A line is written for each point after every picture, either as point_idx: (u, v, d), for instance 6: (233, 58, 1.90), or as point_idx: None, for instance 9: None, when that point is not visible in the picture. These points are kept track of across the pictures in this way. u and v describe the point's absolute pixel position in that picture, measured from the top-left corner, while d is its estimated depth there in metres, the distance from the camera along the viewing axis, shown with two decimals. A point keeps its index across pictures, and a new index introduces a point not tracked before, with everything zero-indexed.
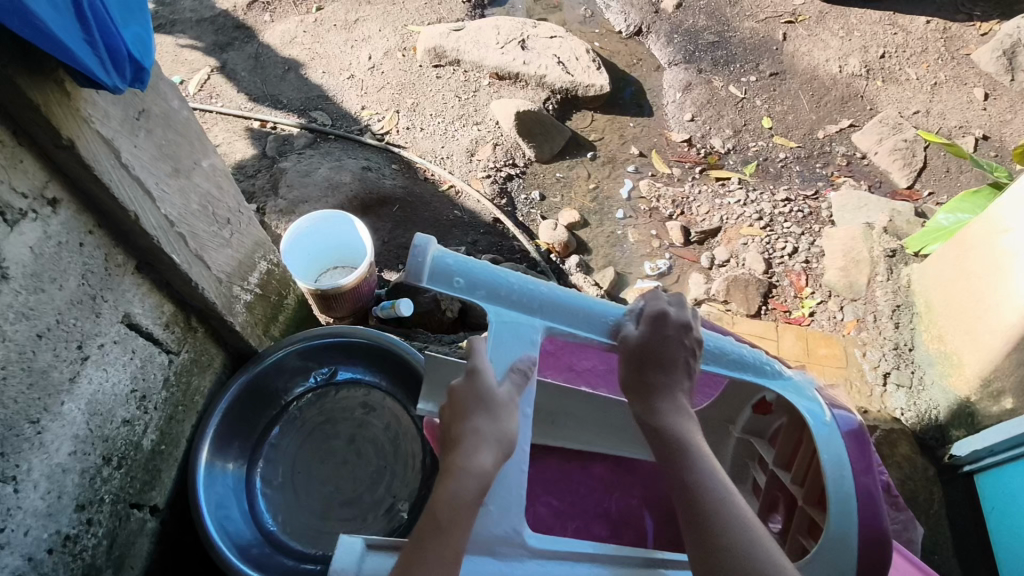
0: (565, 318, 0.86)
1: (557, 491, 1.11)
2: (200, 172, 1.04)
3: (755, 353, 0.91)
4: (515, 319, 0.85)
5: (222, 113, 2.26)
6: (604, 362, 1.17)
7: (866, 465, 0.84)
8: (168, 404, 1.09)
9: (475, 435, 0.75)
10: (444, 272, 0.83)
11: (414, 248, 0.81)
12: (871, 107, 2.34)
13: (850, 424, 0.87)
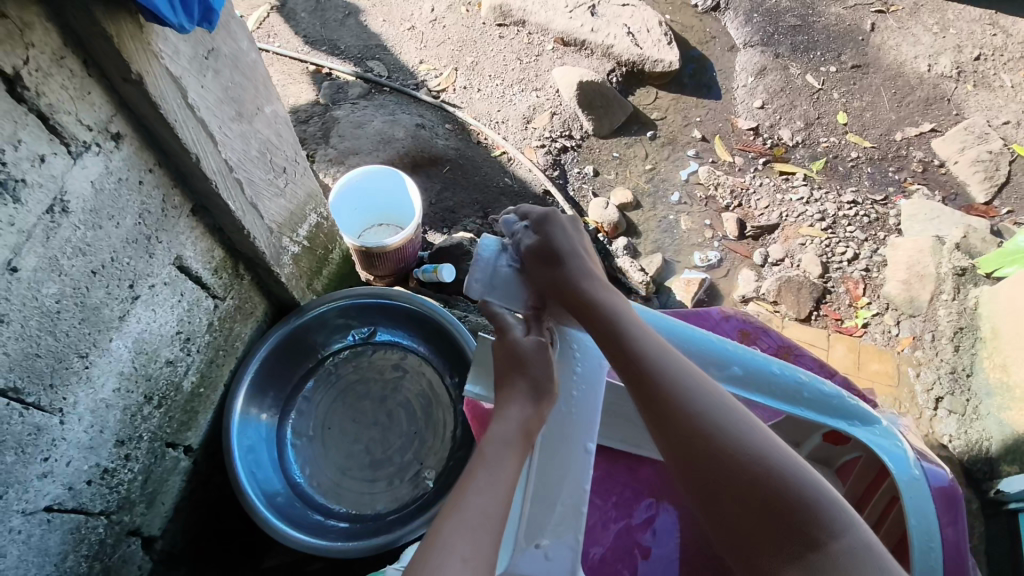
0: None
1: (600, 490, 1.13)
2: (262, 119, 1.01)
3: (838, 391, 0.91)
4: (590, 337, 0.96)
5: (279, 53, 2.23)
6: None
7: (953, 519, 0.82)
8: (210, 348, 1.09)
9: (501, 419, 0.84)
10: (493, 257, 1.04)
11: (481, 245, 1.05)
12: (957, 112, 2.19)
13: (941, 481, 0.84)
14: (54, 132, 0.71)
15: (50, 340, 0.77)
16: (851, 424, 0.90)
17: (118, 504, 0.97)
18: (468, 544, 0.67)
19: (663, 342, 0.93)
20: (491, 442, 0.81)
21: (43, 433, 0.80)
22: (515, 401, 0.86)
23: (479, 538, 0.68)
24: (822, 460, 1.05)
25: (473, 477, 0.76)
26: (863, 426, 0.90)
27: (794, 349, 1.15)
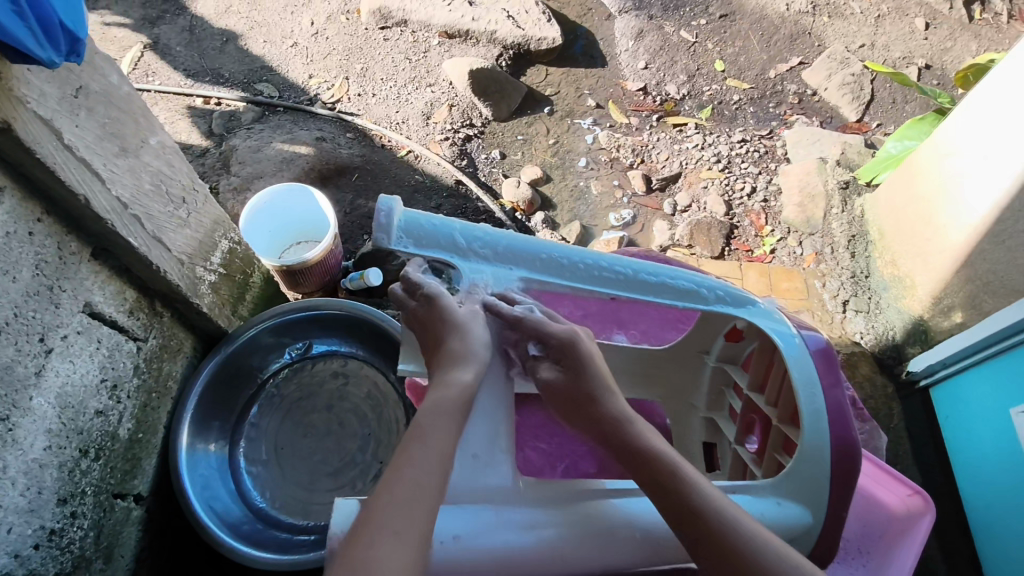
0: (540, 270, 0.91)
1: (542, 436, 1.19)
2: (148, 151, 0.99)
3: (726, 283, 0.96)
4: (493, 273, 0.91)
5: (162, 91, 2.17)
6: (579, 308, 1.24)
7: (835, 380, 0.88)
8: (142, 392, 1.07)
9: (444, 386, 0.78)
10: (419, 230, 0.87)
11: (377, 208, 0.84)
12: (819, 43, 2.37)
13: (818, 342, 0.91)
14: None
15: None
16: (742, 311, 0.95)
17: (73, 563, 0.94)
18: (424, 476, 0.69)
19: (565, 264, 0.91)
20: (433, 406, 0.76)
21: None
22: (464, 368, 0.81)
23: (411, 526, 0.65)
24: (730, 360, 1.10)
25: (404, 458, 0.70)
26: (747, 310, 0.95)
27: None
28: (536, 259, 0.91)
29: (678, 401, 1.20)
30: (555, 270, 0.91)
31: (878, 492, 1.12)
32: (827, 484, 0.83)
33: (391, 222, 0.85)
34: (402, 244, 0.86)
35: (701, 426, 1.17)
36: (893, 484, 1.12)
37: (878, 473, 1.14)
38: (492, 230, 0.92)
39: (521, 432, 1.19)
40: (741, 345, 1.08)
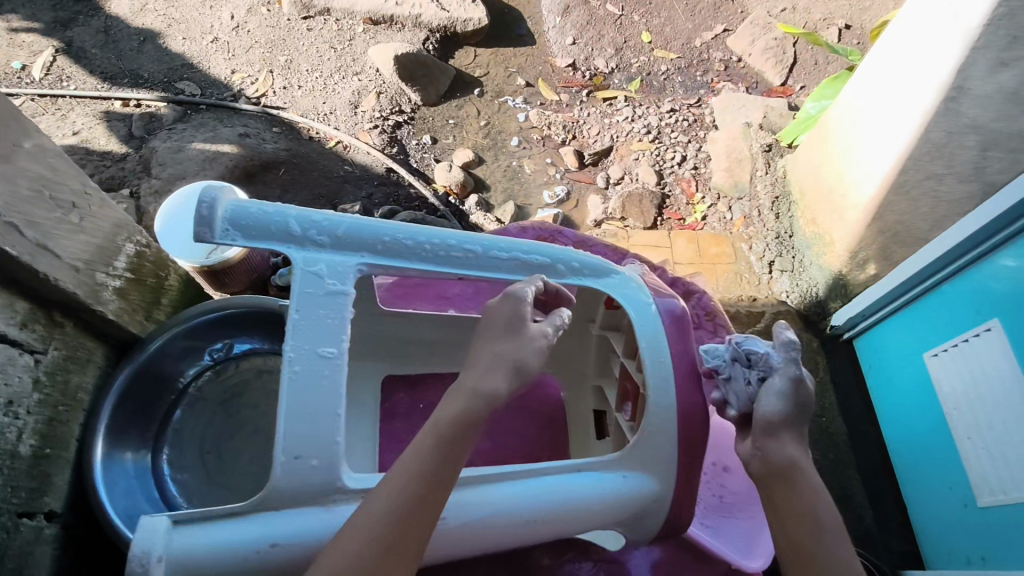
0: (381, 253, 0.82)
1: (432, 418, 1.18)
2: (24, 155, 0.96)
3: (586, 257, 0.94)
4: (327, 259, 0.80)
5: (76, 96, 2.09)
6: (473, 285, 1.26)
7: (686, 343, 0.92)
8: (45, 406, 1.04)
9: (474, 394, 0.74)
10: (246, 221, 0.77)
11: (201, 203, 0.76)
12: (742, 10, 2.40)
13: (672, 310, 0.94)
14: None
15: None
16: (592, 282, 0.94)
17: None
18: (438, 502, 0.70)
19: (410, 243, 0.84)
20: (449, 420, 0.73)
21: None
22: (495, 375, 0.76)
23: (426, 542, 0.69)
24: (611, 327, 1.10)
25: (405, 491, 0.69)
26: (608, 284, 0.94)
27: (587, 242, 1.34)
28: (378, 243, 0.82)
29: (571, 371, 1.22)
30: (401, 254, 0.84)
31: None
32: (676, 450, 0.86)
33: (215, 214, 0.77)
34: (228, 238, 0.77)
35: (592, 395, 1.18)
36: None
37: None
38: (331, 214, 0.82)
39: (414, 415, 1.19)
40: (618, 313, 1.08)
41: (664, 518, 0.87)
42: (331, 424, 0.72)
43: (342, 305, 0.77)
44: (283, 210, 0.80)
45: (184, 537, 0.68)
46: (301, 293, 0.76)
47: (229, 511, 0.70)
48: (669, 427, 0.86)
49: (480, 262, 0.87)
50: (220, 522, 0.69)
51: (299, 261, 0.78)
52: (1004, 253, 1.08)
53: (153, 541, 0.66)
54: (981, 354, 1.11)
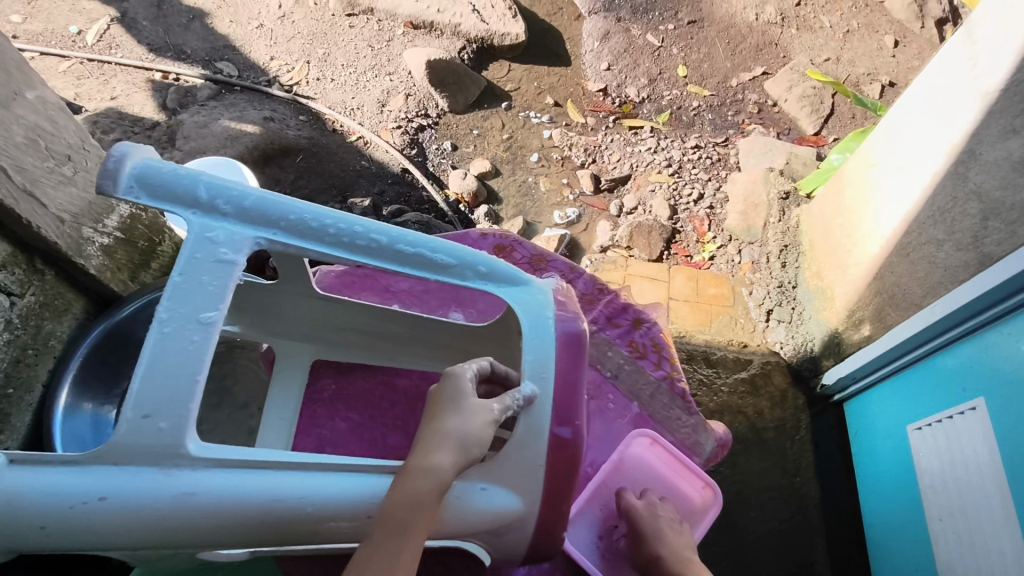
0: (280, 230, 0.80)
1: (358, 407, 1.17)
2: (24, 104, 1.00)
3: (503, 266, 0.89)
4: (223, 229, 0.77)
5: (121, 64, 2.18)
6: (421, 284, 1.24)
7: (575, 366, 0.86)
8: (13, 347, 1.07)
9: (422, 476, 0.71)
10: (152, 180, 0.76)
11: (111, 155, 0.75)
12: (784, 55, 2.36)
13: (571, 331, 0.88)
14: None
15: None
16: (507, 290, 0.89)
17: None
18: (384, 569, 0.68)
19: (312, 224, 0.80)
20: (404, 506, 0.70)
21: None
22: (444, 452, 0.74)
23: None
24: None
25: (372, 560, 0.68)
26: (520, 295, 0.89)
27: (544, 256, 1.34)
28: (282, 221, 0.80)
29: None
30: (305, 235, 0.80)
31: (680, 485, 1.17)
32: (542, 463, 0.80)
33: (121, 169, 0.75)
34: (132, 195, 0.75)
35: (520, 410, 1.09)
36: (688, 476, 1.17)
37: (676, 463, 1.17)
38: (242, 186, 0.80)
39: (336, 400, 1.17)
40: None
41: (525, 537, 0.80)
42: (189, 390, 0.68)
43: (226, 274, 0.75)
44: (194, 174, 0.78)
45: (14, 478, 0.63)
46: (191, 256, 0.75)
47: (65, 459, 0.64)
48: (541, 434, 0.81)
49: (386, 254, 0.83)
50: (46, 469, 0.64)
51: (196, 227, 0.77)
52: (998, 329, 1.03)
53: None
54: (962, 433, 1.06)
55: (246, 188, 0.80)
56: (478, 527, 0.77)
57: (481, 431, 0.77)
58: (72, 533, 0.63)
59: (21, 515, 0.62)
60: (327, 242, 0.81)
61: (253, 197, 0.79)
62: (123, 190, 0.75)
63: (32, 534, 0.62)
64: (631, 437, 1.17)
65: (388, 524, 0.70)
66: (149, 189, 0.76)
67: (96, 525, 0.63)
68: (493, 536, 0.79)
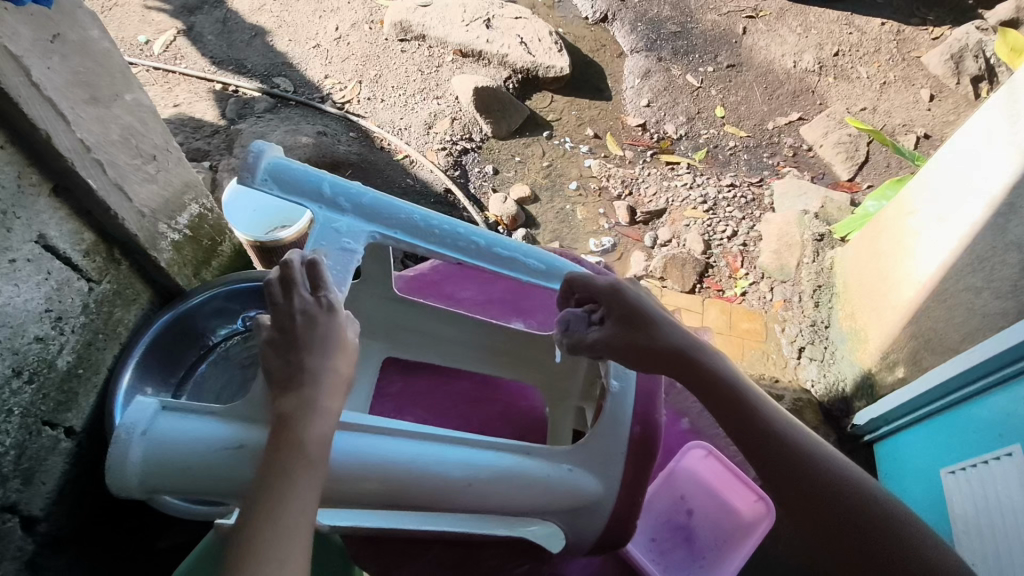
0: (392, 226, 0.86)
1: (424, 404, 1.19)
2: (121, 105, 1.06)
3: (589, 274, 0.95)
4: (344, 223, 0.84)
5: (184, 74, 2.29)
6: (483, 295, 1.29)
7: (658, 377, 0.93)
8: (87, 330, 1.12)
9: (310, 413, 0.68)
10: (283, 173, 0.82)
11: (250, 151, 0.82)
12: (821, 102, 2.42)
13: None
14: None
15: None
16: None
17: None
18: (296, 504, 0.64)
19: (421, 223, 0.87)
20: (315, 441, 0.68)
21: None
22: (340, 397, 0.71)
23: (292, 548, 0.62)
24: None
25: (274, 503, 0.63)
26: None
27: None
28: (395, 219, 0.86)
29: (554, 388, 1.16)
30: (414, 232, 0.86)
31: (729, 496, 1.13)
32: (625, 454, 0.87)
33: (259, 163, 0.82)
34: (265, 186, 0.81)
35: (573, 415, 1.13)
36: (742, 489, 1.13)
37: (726, 475, 1.15)
38: (361, 186, 0.87)
39: (400, 396, 1.18)
40: None
41: (601, 521, 0.87)
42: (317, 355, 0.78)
43: (346, 261, 0.82)
44: (319, 172, 0.85)
45: (166, 422, 0.71)
46: (316, 244, 0.82)
47: (210, 409, 0.73)
48: (625, 421, 0.88)
49: (487, 256, 0.88)
50: (192, 416, 0.72)
51: (320, 219, 0.84)
52: None
53: (139, 418, 0.70)
54: (995, 478, 1.07)
55: (364, 188, 0.87)
56: (541, 503, 0.83)
57: (355, 373, 0.74)
58: (205, 472, 0.70)
59: (168, 453, 0.70)
60: (434, 241, 0.86)
61: (372, 197, 0.86)
62: (258, 181, 0.81)
63: (177, 473, 0.70)
64: (686, 447, 1.17)
65: (302, 458, 0.66)
66: (281, 180, 0.82)
67: (232, 470, 0.70)
68: (571, 517, 0.86)
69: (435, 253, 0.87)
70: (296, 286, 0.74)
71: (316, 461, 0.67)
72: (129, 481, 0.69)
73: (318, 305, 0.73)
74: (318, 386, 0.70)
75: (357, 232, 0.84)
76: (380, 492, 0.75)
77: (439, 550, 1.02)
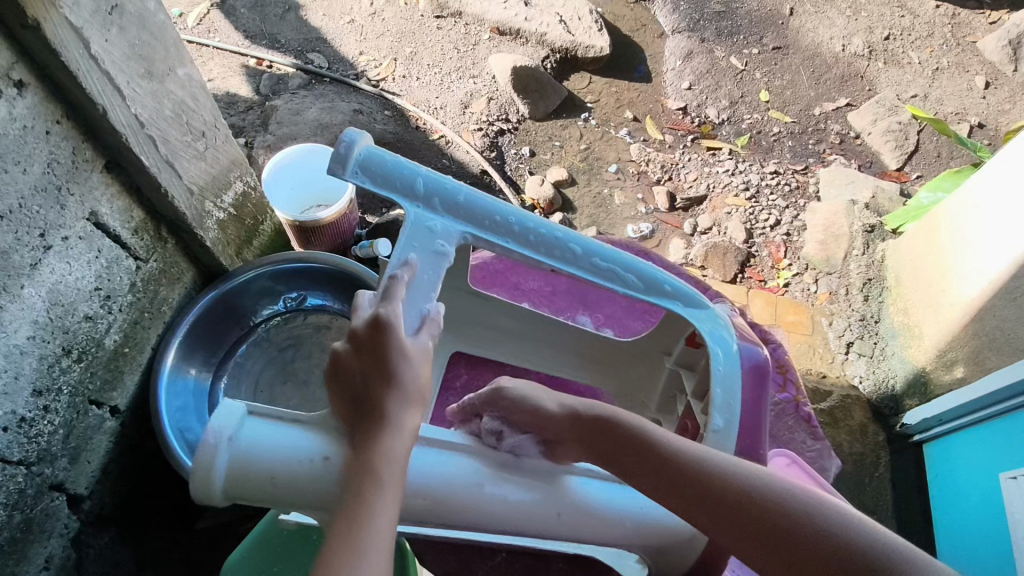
0: (483, 226, 0.86)
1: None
2: (174, 80, 1.04)
3: (689, 286, 0.93)
4: (435, 222, 0.85)
5: (218, 48, 2.26)
6: (549, 285, 1.27)
7: (756, 400, 0.90)
8: (134, 309, 1.11)
9: (388, 428, 0.68)
10: (376, 166, 0.83)
11: (342, 140, 0.83)
12: (870, 88, 2.34)
13: (753, 357, 0.91)
14: None
15: None
16: (695, 311, 0.91)
17: (38, 455, 0.99)
18: (375, 523, 0.63)
19: (513, 227, 0.87)
20: (389, 458, 0.66)
21: None
22: (414, 413, 0.71)
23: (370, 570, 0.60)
24: (688, 364, 1.04)
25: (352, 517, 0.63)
26: (695, 312, 0.91)
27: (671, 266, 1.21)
28: (487, 220, 0.86)
29: (632, 397, 1.16)
30: (509, 235, 0.86)
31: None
32: None
33: (350, 154, 0.83)
34: (356, 179, 0.83)
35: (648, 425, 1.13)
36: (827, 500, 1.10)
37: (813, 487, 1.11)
38: (456, 183, 0.88)
39: (467, 391, 1.19)
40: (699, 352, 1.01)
41: (692, 558, 0.84)
42: None
43: (436, 265, 0.82)
44: (411, 166, 0.86)
45: (253, 429, 0.69)
46: (408, 246, 0.83)
47: (295, 417, 0.71)
48: None
49: (581, 263, 0.88)
50: (281, 424, 0.70)
51: (412, 217, 0.84)
52: None
53: (227, 423, 0.68)
54: None
55: (460, 186, 0.87)
56: (630, 535, 0.81)
57: (424, 385, 0.73)
58: (294, 486, 0.68)
59: (255, 463, 0.68)
60: (526, 245, 0.86)
61: (466, 197, 0.86)
62: (351, 173, 0.83)
63: (264, 486, 0.68)
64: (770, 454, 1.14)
65: (372, 474, 0.65)
66: (374, 175, 0.83)
67: (317, 484, 0.68)
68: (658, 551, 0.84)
69: (529, 257, 0.87)
70: (359, 309, 0.76)
71: (389, 478, 0.65)
72: (214, 488, 0.66)
73: (369, 325, 0.72)
74: (387, 403, 0.69)
75: (448, 232, 0.85)
76: (438, 509, 0.75)
77: (507, 555, 1.02)
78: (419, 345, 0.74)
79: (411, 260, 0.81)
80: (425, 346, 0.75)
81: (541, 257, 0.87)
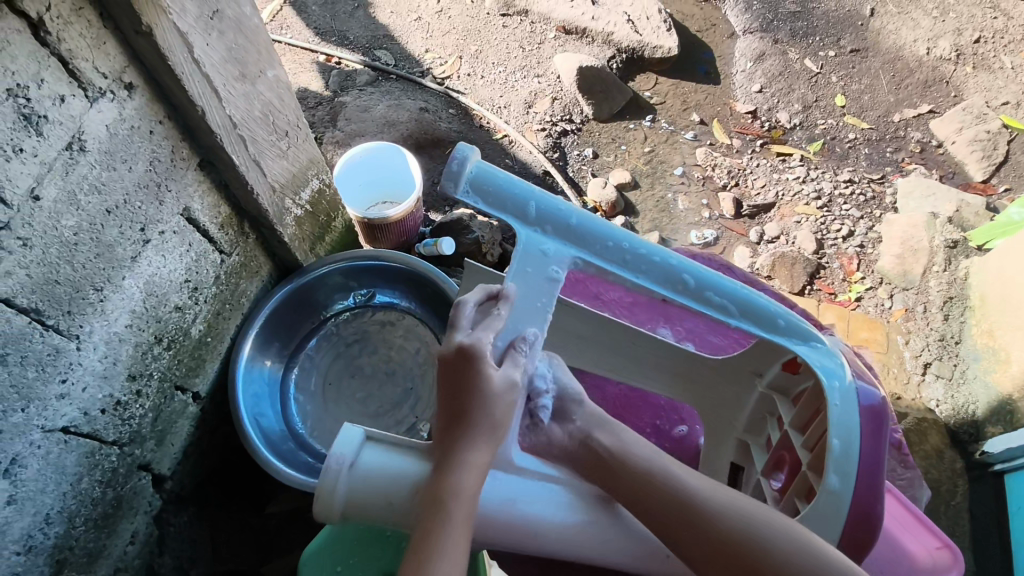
0: (595, 251, 0.87)
1: None
2: (264, 82, 1.08)
3: (798, 319, 0.92)
4: (547, 245, 0.87)
5: (290, 44, 2.32)
6: (629, 296, 1.26)
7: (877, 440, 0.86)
8: (216, 300, 1.16)
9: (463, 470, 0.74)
10: (488, 187, 0.85)
11: (453, 156, 0.83)
12: (956, 94, 2.22)
13: (871, 399, 0.88)
14: (73, 76, 0.79)
15: (68, 270, 0.85)
16: (803, 347, 0.91)
17: (129, 436, 1.05)
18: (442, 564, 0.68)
19: (625, 253, 0.87)
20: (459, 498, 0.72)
21: (62, 355, 0.88)
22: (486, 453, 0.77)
23: None
24: (781, 390, 1.05)
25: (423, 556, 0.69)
26: (807, 347, 0.91)
27: (756, 283, 1.19)
28: (600, 246, 0.87)
29: (718, 415, 1.14)
30: (622, 263, 0.87)
31: (905, 540, 1.05)
32: (838, 532, 0.84)
33: (462, 172, 0.84)
34: (468, 197, 0.84)
35: (733, 447, 1.12)
36: (923, 534, 1.05)
37: (908, 518, 1.07)
38: (569, 205, 0.89)
39: None
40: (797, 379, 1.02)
41: None
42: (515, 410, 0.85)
43: (547, 293, 0.87)
44: (526, 188, 0.87)
45: (369, 454, 0.78)
46: (521, 270, 0.87)
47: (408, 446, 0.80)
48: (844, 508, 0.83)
49: (694, 295, 0.87)
50: (392, 451, 0.79)
51: (524, 240, 0.87)
52: None
53: (348, 450, 0.77)
54: None
55: (574, 210, 0.88)
56: None
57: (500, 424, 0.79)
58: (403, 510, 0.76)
59: (371, 487, 0.76)
60: (639, 272, 0.87)
61: (579, 221, 0.87)
62: (461, 190, 0.84)
63: (379, 508, 0.77)
64: None
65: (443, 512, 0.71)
66: (486, 196, 0.85)
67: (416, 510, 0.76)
68: None
69: (643, 285, 0.88)
70: (461, 322, 0.85)
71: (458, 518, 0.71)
72: (332, 510, 0.76)
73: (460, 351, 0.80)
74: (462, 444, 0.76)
75: (560, 256, 0.87)
76: (520, 539, 0.82)
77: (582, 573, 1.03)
78: (506, 379, 0.80)
79: (510, 289, 0.86)
80: (512, 380, 0.80)
81: (654, 286, 0.87)
